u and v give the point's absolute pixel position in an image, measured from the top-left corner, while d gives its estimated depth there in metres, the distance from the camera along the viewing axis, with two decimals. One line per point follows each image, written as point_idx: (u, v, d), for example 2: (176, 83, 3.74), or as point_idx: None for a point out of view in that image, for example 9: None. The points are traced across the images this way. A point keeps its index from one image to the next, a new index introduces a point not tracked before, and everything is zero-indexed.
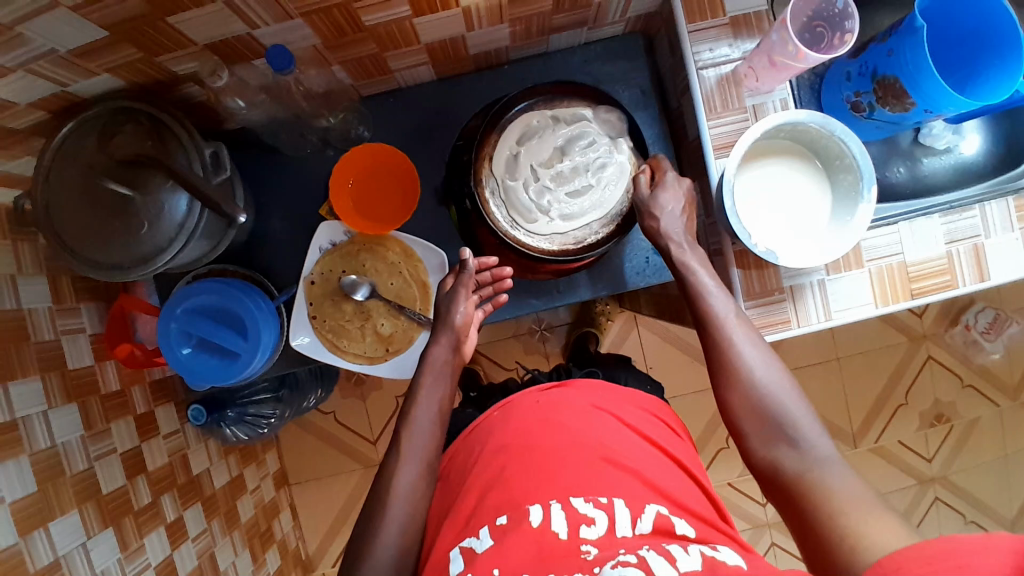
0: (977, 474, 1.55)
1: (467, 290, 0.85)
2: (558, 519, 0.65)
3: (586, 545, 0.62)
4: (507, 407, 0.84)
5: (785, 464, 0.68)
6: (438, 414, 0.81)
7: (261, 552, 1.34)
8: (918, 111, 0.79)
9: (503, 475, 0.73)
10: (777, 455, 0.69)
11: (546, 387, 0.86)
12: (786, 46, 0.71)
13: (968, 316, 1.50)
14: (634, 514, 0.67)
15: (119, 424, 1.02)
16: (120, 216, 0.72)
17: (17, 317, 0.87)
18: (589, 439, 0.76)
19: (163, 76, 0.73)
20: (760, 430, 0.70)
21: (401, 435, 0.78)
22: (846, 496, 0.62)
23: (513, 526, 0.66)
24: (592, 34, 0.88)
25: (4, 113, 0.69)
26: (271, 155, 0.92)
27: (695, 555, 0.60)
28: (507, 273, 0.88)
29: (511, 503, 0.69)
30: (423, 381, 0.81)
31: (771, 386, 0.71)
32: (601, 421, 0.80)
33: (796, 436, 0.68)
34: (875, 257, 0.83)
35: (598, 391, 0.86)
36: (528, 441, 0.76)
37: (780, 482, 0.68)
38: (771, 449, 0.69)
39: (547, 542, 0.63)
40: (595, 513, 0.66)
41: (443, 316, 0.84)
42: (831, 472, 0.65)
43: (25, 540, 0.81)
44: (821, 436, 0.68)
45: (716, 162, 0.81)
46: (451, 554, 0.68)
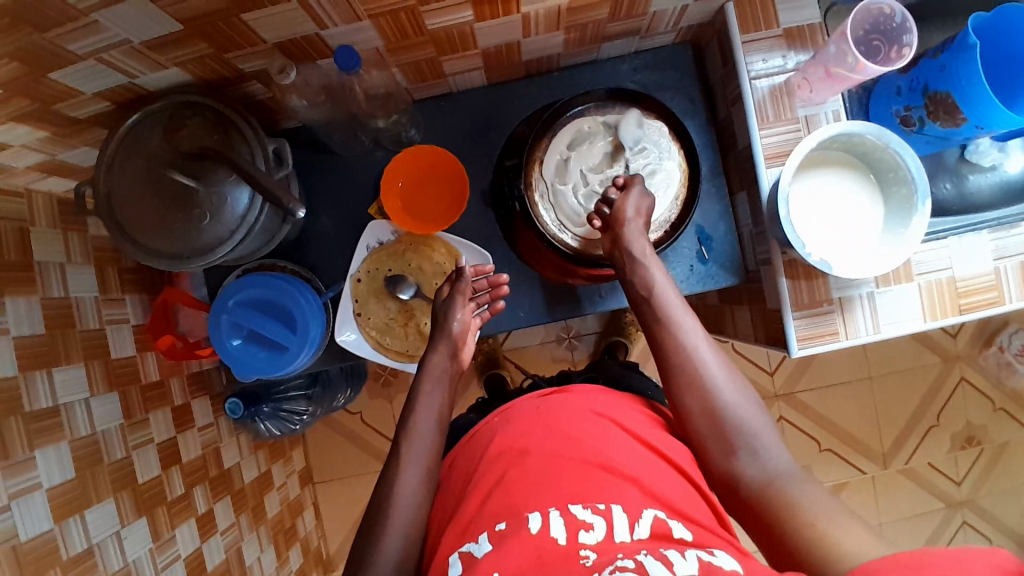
0: (1008, 499, 1.52)
1: (463, 298, 0.86)
2: (557, 525, 0.63)
3: (584, 550, 0.60)
4: (507, 412, 0.83)
5: (740, 471, 0.71)
6: (436, 420, 0.81)
7: (284, 550, 1.34)
8: (969, 127, 0.78)
9: (503, 480, 0.71)
10: (730, 460, 0.72)
11: (546, 394, 0.84)
12: (845, 58, 0.73)
13: (1002, 337, 1.48)
14: (633, 519, 0.64)
15: (157, 415, 1.03)
16: (183, 207, 0.73)
17: (64, 305, 0.89)
18: (590, 447, 0.73)
19: (228, 73, 0.75)
20: (713, 434, 0.73)
21: (401, 443, 0.78)
22: (810, 506, 0.64)
23: (511, 533, 0.63)
24: (643, 43, 0.89)
25: (69, 102, 0.71)
26: (321, 154, 0.94)
27: (692, 561, 0.58)
28: (504, 280, 0.90)
29: (511, 510, 0.66)
30: (423, 388, 0.82)
31: (729, 394, 0.74)
32: (604, 428, 0.76)
33: (746, 443, 0.72)
34: (924, 271, 0.83)
35: (598, 395, 0.82)
36: (529, 445, 0.74)
37: (740, 492, 0.70)
38: (730, 458, 0.72)
39: (545, 548, 0.61)
40: (594, 519, 0.63)
41: (441, 325, 0.85)
42: (791, 485, 0.67)
43: (59, 526, 0.81)
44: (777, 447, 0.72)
45: (767, 171, 0.82)
46: (451, 559, 0.66)
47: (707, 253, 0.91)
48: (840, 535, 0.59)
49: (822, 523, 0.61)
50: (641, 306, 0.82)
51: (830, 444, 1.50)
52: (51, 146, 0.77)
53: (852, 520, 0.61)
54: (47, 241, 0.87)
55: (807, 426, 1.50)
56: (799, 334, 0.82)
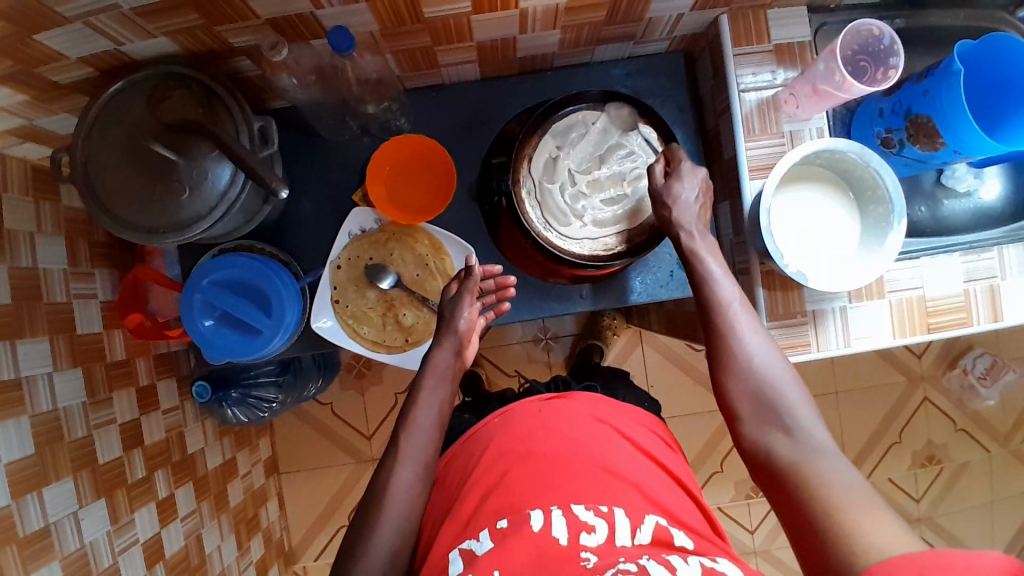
0: (963, 518, 1.57)
1: (472, 297, 0.85)
2: (559, 525, 0.65)
3: (585, 552, 0.62)
4: (505, 414, 0.83)
5: (779, 452, 0.67)
6: (437, 417, 0.79)
7: (246, 539, 1.32)
8: (948, 151, 0.81)
9: (504, 480, 0.72)
10: (772, 443, 0.68)
11: (547, 397, 0.84)
12: (833, 76, 0.74)
13: (966, 360, 1.53)
14: (634, 524, 0.66)
15: (121, 395, 1.01)
16: (164, 180, 0.72)
17: (31, 276, 0.86)
18: (593, 452, 0.75)
19: (218, 47, 0.73)
20: (758, 418, 0.70)
21: (401, 434, 0.77)
22: (840, 491, 0.61)
23: (513, 530, 0.65)
24: (637, 49, 0.90)
25: (53, 66, 0.69)
26: (308, 137, 0.93)
27: (695, 565, 0.60)
28: (511, 283, 0.90)
29: (512, 508, 0.68)
30: (424, 384, 0.80)
31: (773, 374, 0.71)
32: (608, 436, 0.78)
33: (792, 425, 0.68)
34: (896, 289, 0.85)
35: (599, 404, 0.84)
36: (531, 446, 0.76)
37: (774, 474, 0.67)
38: (767, 437, 0.69)
39: (547, 546, 0.63)
40: (596, 521, 0.66)
41: (448, 320, 0.83)
42: (825, 466, 0.64)
43: (17, 502, 0.79)
44: (817, 427, 0.68)
45: (752, 182, 0.83)
46: (451, 555, 0.67)
47: None
48: (870, 525, 0.56)
49: (848, 512, 0.58)
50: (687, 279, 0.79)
51: None
52: (30, 110, 0.75)
53: (888, 513, 0.58)
54: (19, 208, 0.85)
55: None
56: (772, 343, 0.84)
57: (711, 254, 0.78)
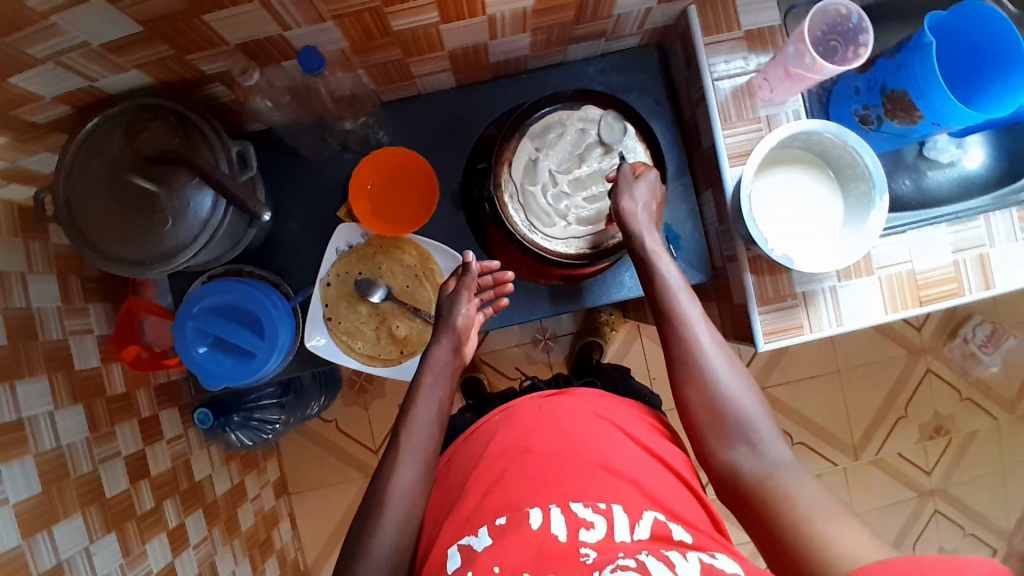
0: (975, 487, 1.56)
1: (469, 293, 0.86)
2: (558, 522, 0.65)
3: (585, 548, 0.63)
4: (507, 410, 0.83)
5: (743, 466, 0.68)
6: (437, 415, 0.79)
7: (260, 562, 1.32)
8: (925, 124, 0.82)
9: (502, 479, 0.72)
10: (734, 457, 0.69)
11: (546, 394, 0.84)
12: (803, 58, 0.74)
13: (966, 329, 1.53)
14: (633, 520, 0.66)
15: (123, 427, 1.01)
16: (145, 213, 0.72)
17: (24, 316, 0.87)
18: (591, 448, 0.75)
19: (191, 76, 0.74)
20: (719, 432, 0.71)
21: (400, 433, 0.77)
22: (808, 501, 0.62)
23: (512, 528, 0.66)
24: (609, 46, 0.91)
25: (28, 106, 0.69)
26: (289, 158, 0.93)
27: (693, 562, 0.60)
28: (509, 277, 0.90)
29: (511, 506, 0.68)
30: (424, 381, 0.81)
31: (735, 389, 0.72)
32: (608, 432, 0.78)
33: (753, 439, 0.69)
34: (886, 265, 0.85)
35: (599, 399, 0.84)
36: (530, 444, 0.76)
37: (739, 485, 0.67)
38: (727, 450, 0.70)
39: (546, 546, 0.63)
40: (595, 517, 0.66)
41: (444, 318, 0.84)
42: (789, 481, 0.65)
43: (28, 542, 0.79)
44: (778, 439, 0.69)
45: (732, 169, 0.83)
46: (450, 551, 0.68)
47: (675, 252, 0.93)
48: (837, 534, 0.57)
49: (820, 522, 0.59)
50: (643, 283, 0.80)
51: (803, 438, 1.53)
52: (10, 152, 0.75)
53: (853, 521, 0.58)
54: (7, 250, 0.85)
55: (782, 422, 1.53)
56: (765, 328, 0.84)
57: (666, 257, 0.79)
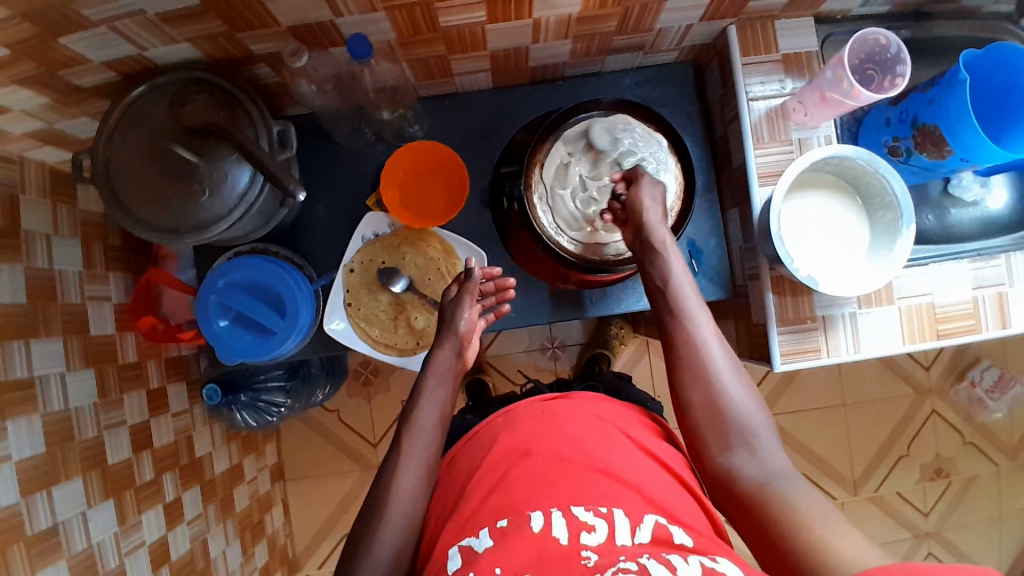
0: (972, 533, 1.55)
1: (472, 298, 0.85)
2: (559, 525, 0.65)
3: (586, 550, 0.62)
4: (508, 414, 0.83)
5: (742, 469, 0.71)
6: (439, 418, 0.79)
7: (250, 545, 1.32)
8: (954, 159, 0.83)
9: (505, 480, 0.72)
10: (734, 460, 0.72)
11: (548, 398, 0.84)
12: (841, 84, 0.75)
13: (974, 372, 1.53)
14: (634, 524, 0.66)
15: (131, 396, 1.02)
16: (184, 181, 0.74)
17: (46, 276, 0.87)
18: (592, 453, 0.75)
19: (239, 54, 0.75)
20: (721, 435, 0.73)
21: (403, 435, 0.78)
22: (805, 506, 0.65)
23: (513, 529, 0.65)
24: (647, 60, 0.92)
25: (75, 68, 0.70)
26: (322, 143, 0.94)
27: (694, 565, 0.59)
28: (511, 284, 0.90)
29: (512, 508, 0.69)
30: (425, 384, 0.82)
31: (737, 394, 0.74)
32: (613, 438, 0.78)
33: (754, 444, 0.72)
34: (906, 295, 0.86)
35: (601, 403, 0.84)
36: (532, 446, 0.76)
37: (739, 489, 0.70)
38: (724, 451, 0.72)
39: (547, 547, 0.63)
40: (596, 521, 0.66)
41: (448, 322, 0.84)
42: (783, 487, 0.68)
43: (26, 500, 0.79)
44: (773, 445, 0.72)
45: (761, 189, 0.84)
46: (451, 551, 0.68)
47: (697, 266, 0.94)
48: (841, 542, 0.59)
49: (819, 529, 0.61)
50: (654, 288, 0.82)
51: (802, 468, 1.53)
52: (52, 113, 0.77)
53: (852, 530, 0.61)
54: (36, 210, 0.87)
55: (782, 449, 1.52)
56: (782, 349, 0.84)
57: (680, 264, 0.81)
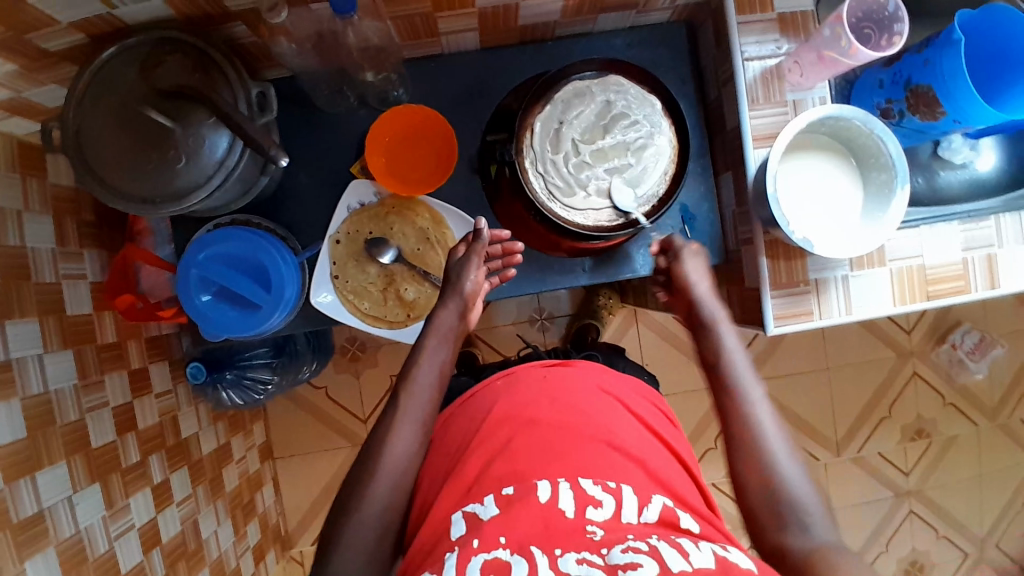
0: (950, 490, 1.60)
1: (479, 260, 0.83)
2: (566, 497, 0.65)
3: (591, 525, 0.62)
4: (508, 376, 0.82)
5: (794, 547, 0.63)
6: (438, 374, 0.78)
7: (243, 524, 1.30)
8: (947, 121, 0.82)
9: (508, 447, 0.72)
10: (786, 539, 0.64)
11: (549, 364, 0.83)
12: (839, 42, 0.74)
13: (955, 335, 1.56)
14: (641, 503, 0.66)
15: (113, 377, 0.98)
16: (159, 148, 0.70)
17: (18, 255, 0.83)
18: (598, 424, 0.75)
19: (215, 12, 0.71)
20: (772, 512, 0.66)
21: (400, 391, 0.76)
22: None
23: (519, 499, 0.65)
24: (639, 19, 0.89)
25: (42, 31, 0.66)
26: (304, 109, 0.91)
27: (707, 553, 0.58)
28: (518, 249, 0.89)
29: (518, 476, 0.68)
30: (426, 344, 0.79)
31: (790, 473, 0.67)
32: (612, 408, 0.78)
33: (806, 521, 0.64)
34: (898, 258, 0.86)
35: (606, 373, 0.84)
36: (535, 414, 0.75)
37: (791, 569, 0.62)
38: (779, 533, 0.65)
39: (553, 520, 0.63)
40: (603, 496, 0.66)
41: (453, 282, 0.82)
42: (842, 561, 0.60)
43: (10, 487, 0.77)
44: (829, 524, 0.64)
45: (756, 152, 0.83)
46: (453, 518, 0.67)
47: (690, 232, 0.93)
48: None
49: None
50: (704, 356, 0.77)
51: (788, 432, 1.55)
52: (19, 82, 0.72)
53: None
54: (3, 185, 0.82)
55: None
56: (776, 313, 0.84)
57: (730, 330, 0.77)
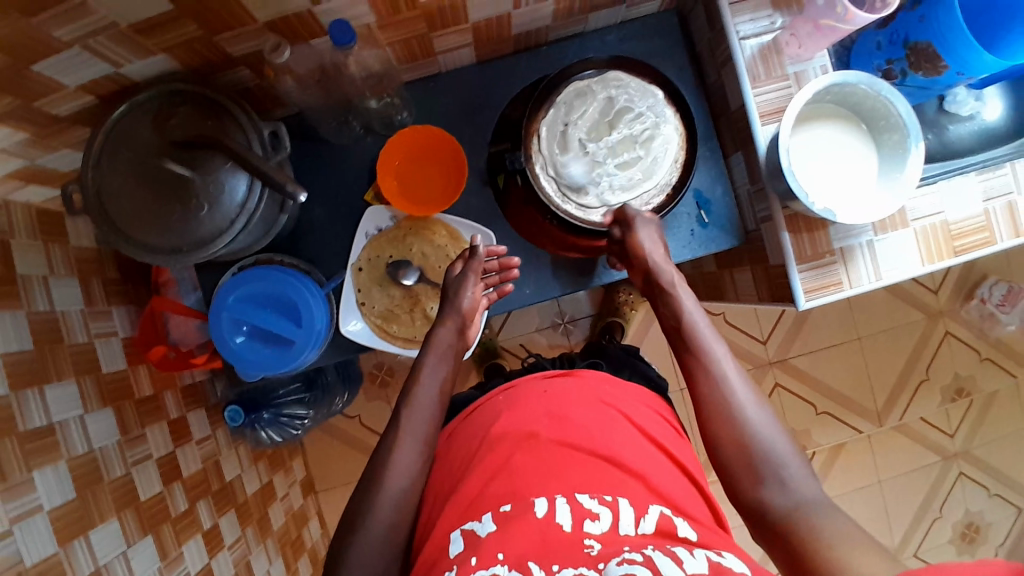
0: (999, 447, 1.57)
1: (476, 275, 0.85)
2: (563, 512, 0.64)
3: (589, 539, 0.61)
4: (510, 391, 0.83)
5: (774, 503, 0.67)
6: (438, 394, 0.79)
7: (294, 561, 1.31)
8: (952, 74, 0.81)
9: (508, 465, 0.71)
10: (764, 494, 0.68)
11: (550, 376, 0.84)
12: (834, 9, 0.75)
13: (983, 290, 1.53)
14: (638, 514, 0.66)
15: (153, 429, 1.00)
16: (180, 198, 0.71)
17: (50, 319, 0.85)
18: (598, 438, 0.74)
19: (217, 59, 0.72)
20: (749, 471, 0.70)
21: (401, 410, 0.77)
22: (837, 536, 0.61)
23: (516, 516, 0.65)
24: (630, 12, 0.90)
25: (52, 97, 0.68)
26: (311, 143, 0.92)
27: (701, 559, 0.58)
28: (514, 263, 0.89)
29: (516, 494, 0.68)
30: (425, 362, 0.80)
31: (762, 430, 0.71)
32: (613, 420, 0.78)
33: (783, 476, 0.68)
34: (919, 217, 0.85)
35: (606, 383, 0.84)
36: (535, 429, 0.75)
37: (770, 521, 0.67)
38: (757, 489, 0.69)
39: (551, 533, 0.62)
40: (600, 509, 0.65)
41: (450, 300, 0.84)
42: (818, 516, 0.64)
43: (65, 549, 0.77)
44: (807, 478, 0.68)
45: (764, 128, 0.83)
46: (452, 536, 0.67)
47: (706, 217, 0.93)
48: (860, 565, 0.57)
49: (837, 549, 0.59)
50: (667, 324, 0.82)
51: (826, 406, 1.54)
52: (34, 149, 0.74)
53: (873, 552, 0.58)
54: (29, 252, 0.84)
55: (802, 392, 1.53)
56: (805, 286, 0.84)
57: (689, 296, 0.81)
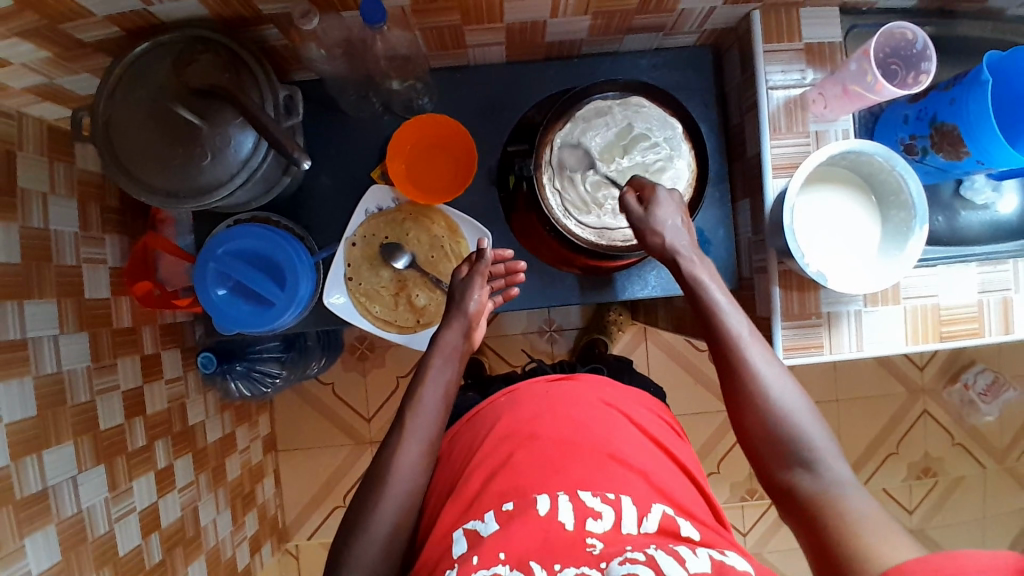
0: (955, 533, 1.57)
1: (483, 279, 0.84)
2: (566, 510, 0.65)
3: (591, 538, 0.63)
4: (512, 394, 0.82)
5: (803, 486, 0.66)
6: (443, 397, 0.77)
7: (241, 514, 1.32)
8: (970, 161, 0.81)
9: (509, 462, 0.71)
10: (793, 477, 0.66)
11: (554, 378, 0.83)
12: (865, 76, 0.74)
13: (967, 375, 1.54)
14: (641, 513, 0.66)
15: (125, 361, 1.00)
16: (184, 143, 0.71)
17: (41, 237, 0.85)
18: (600, 437, 0.74)
19: (247, 14, 0.72)
20: (778, 453, 0.68)
21: (406, 414, 0.75)
22: (865, 517, 0.60)
23: (520, 512, 0.65)
24: (666, 41, 0.90)
25: (78, 22, 0.67)
26: (328, 111, 0.92)
27: (704, 558, 0.60)
28: (521, 267, 0.89)
29: (518, 491, 0.68)
30: (432, 363, 0.79)
31: (791, 412, 0.68)
32: (614, 421, 0.77)
33: (811, 460, 0.66)
34: (912, 295, 0.85)
35: (606, 386, 0.83)
36: (536, 429, 0.75)
37: (800, 502, 0.65)
38: (784, 471, 0.67)
39: (553, 533, 0.63)
40: (603, 508, 0.65)
41: (457, 301, 0.82)
42: (844, 497, 0.63)
43: (16, 463, 0.78)
44: (837, 460, 0.66)
45: (775, 180, 0.83)
46: (454, 534, 0.67)
47: None
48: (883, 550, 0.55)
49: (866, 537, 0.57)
50: (693, 306, 0.76)
51: None
52: (52, 68, 0.74)
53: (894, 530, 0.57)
54: (31, 168, 0.84)
55: None
56: (785, 343, 0.84)
57: (716, 283, 0.75)
